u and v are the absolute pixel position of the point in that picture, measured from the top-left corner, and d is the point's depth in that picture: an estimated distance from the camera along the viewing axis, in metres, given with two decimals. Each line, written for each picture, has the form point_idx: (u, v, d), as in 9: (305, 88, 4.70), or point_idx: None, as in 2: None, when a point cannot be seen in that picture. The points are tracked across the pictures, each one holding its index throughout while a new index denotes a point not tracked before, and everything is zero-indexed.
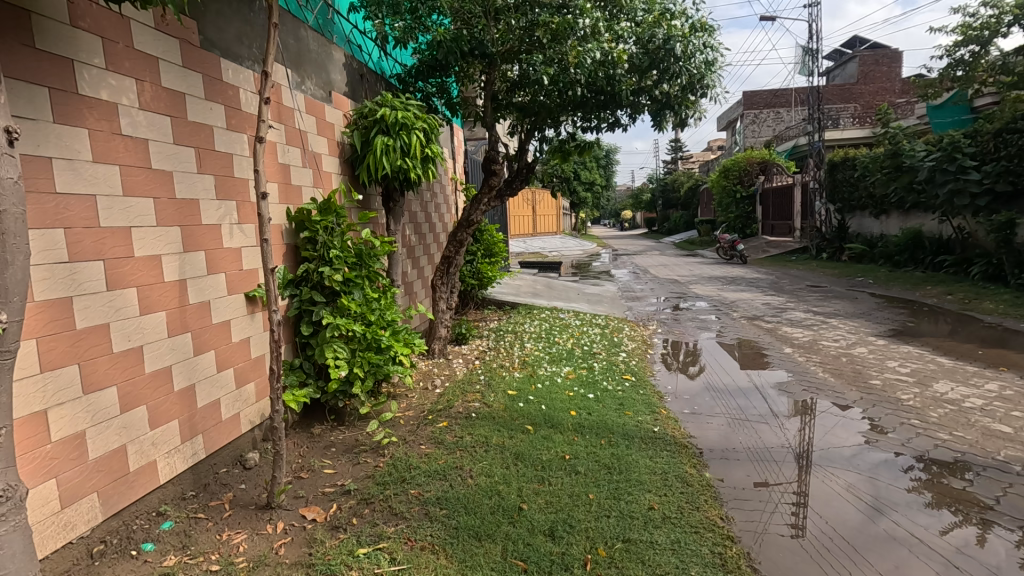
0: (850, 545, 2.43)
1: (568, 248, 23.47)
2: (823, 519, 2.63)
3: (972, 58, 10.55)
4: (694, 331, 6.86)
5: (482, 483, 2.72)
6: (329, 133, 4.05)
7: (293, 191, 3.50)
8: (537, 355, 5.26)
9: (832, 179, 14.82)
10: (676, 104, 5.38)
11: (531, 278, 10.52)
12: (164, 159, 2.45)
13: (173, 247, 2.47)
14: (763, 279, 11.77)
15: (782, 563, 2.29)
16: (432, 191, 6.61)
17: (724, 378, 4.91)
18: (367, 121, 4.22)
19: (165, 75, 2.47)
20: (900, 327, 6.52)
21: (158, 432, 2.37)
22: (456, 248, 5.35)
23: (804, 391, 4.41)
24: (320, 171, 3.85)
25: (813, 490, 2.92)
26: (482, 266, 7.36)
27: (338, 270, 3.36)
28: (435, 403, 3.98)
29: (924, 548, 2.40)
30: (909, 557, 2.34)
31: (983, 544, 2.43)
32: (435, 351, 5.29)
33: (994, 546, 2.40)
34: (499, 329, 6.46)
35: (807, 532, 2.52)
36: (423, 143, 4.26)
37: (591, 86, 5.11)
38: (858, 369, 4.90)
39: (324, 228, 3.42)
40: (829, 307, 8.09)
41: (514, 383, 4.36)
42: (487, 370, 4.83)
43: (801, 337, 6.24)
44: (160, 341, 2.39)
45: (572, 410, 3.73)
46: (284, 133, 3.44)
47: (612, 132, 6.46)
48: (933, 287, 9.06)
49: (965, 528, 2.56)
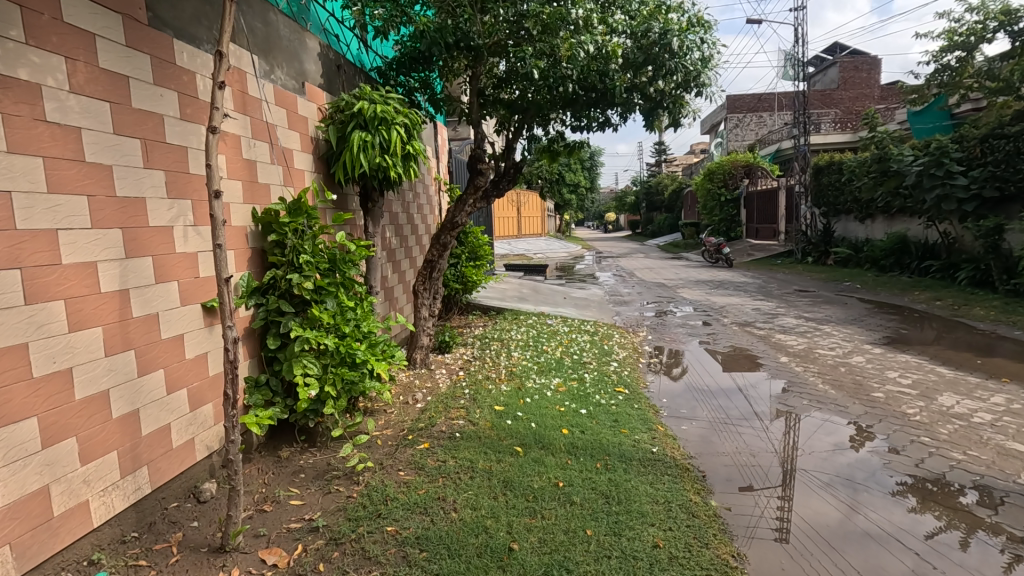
0: (826, 543, 2.50)
1: (553, 250, 23.22)
2: (807, 524, 2.65)
3: (958, 64, 10.61)
4: (685, 338, 6.65)
5: (467, 518, 2.43)
6: (302, 128, 3.72)
7: (259, 190, 3.17)
8: (525, 365, 4.98)
9: (817, 183, 14.84)
10: (671, 103, 5.17)
11: (517, 282, 10.24)
12: (103, 151, 2.14)
13: (113, 252, 2.15)
14: (750, 283, 11.66)
15: (769, 562, 2.33)
16: (414, 192, 6.31)
17: (720, 389, 4.70)
18: (343, 115, 3.91)
19: (102, 54, 2.14)
20: (894, 334, 6.39)
21: (92, 467, 2.04)
22: (439, 252, 5.06)
23: (804, 405, 4.21)
24: (291, 168, 3.53)
25: (797, 496, 2.91)
26: (466, 270, 7.06)
27: (308, 278, 3.05)
28: (416, 420, 3.68)
29: (899, 546, 2.46)
30: (885, 556, 2.40)
31: (965, 546, 2.47)
32: (416, 361, 4.99)
33: (977, 549, 2.43)
34: (485, 336, 6.17)
35: (791, 537, 2.52)
36: (404, 139, 3.96)
37: (583, 82, 4.88)
38: (858, 379, 4.72)
39: (293, 230, 3.11)
40: (820, 312, 7.95)
41: (501, 398, 4.08)
42: (472, 382, 4.54)
43: (795, 344, 6.06)
44: (95, 362, 2.06)
45: (564, 428, 3.47)
46: (250, 126, 3.11)
47: (602, 131, 6.23)
48: (922, 292, 8.99)
49: (949, 532, 2.58)
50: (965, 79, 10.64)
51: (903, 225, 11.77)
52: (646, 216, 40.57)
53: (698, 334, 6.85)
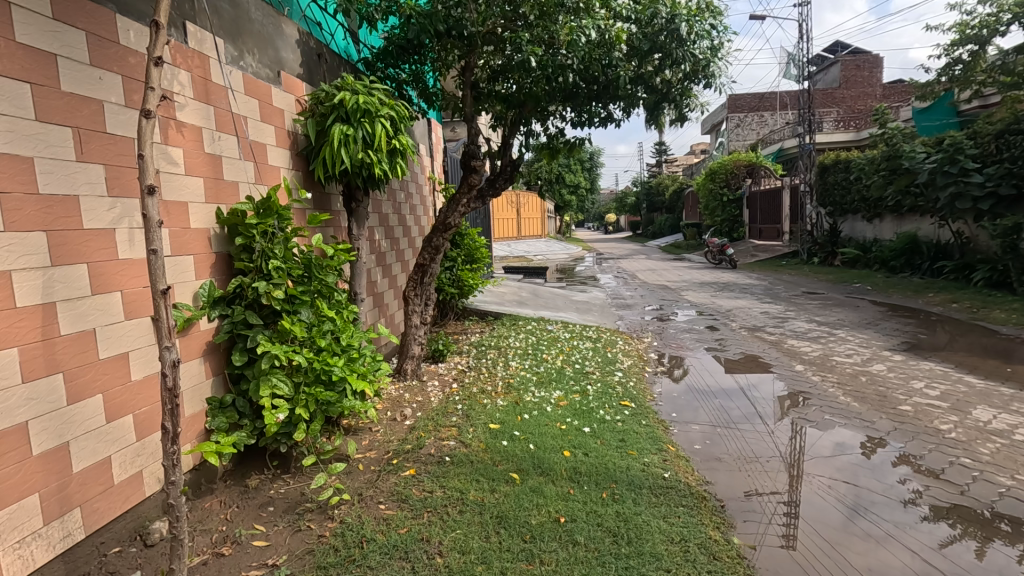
0: (829, 543, 2.46)
1: (553, 251, 22.86)
2: (812, 526, 2.59)
3: (971, 58, 10.10)
4: (692, 344, 6.32)
5: (453, 564, 2.11)
6: (277, 121, 3.40)
7: (225, 189, 2.85)
8: (524, 376, 4.65)
9: (823, 182, 14.51)
10: (678, 95, 4.85)
11: (516, 285, 9.91)
12: (20, 141, 1.82)
13: (33, 260, 1.84)
14: (756, 285, 11.29)
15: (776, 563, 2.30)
16: (405, 192, 5.98)
17: (733, 401, 4.37)
18: (324, 107, 3.58)
19: (20, 27, 1.83)
20: (913, 340, 6.04)
21: (3, 516, 1.72)
22: (431, 256, 4.72)
23: (827, 419, 3.88)
24: (264, 164, 3.20)
25: (803, 501, 2.84)
26: (462, 274, 6.74)
27: (278, 285, 2.73)
28: (403, 441, 3.34)
29: (901, 547, 2.42)
30: (886, 555, 2.36)
31: (983, 556, 2.35)
32: (406, 373, 4.66)
33: (994, 559, 2.33)
34: (481, 344, 5.84)
35: (799, 543, 2.45)
36: (390, 133, 3.64)
37: (584, 75, 4.59)
38: (882, 391, 4.38)
39: (262, 233, 2.78)
40: (832, 316, 7.61)
41: (496, 414, 3.74)
42: (465, 396, 4.21)
43: (810, 351, 5.72)
44: (8, 391, 1.75)
45: (566, 451, 3.14)
46: (213, 116, 2.79)
47: (604, 127, 5.93)
48: (936, 294, 8.65)
49: (964, 542, 2.46)
50: (977, 74, 10.23)
51: (913, 224, 11.44)
52: (647, 216, 40.25)
53: (705, 340, 6.52)
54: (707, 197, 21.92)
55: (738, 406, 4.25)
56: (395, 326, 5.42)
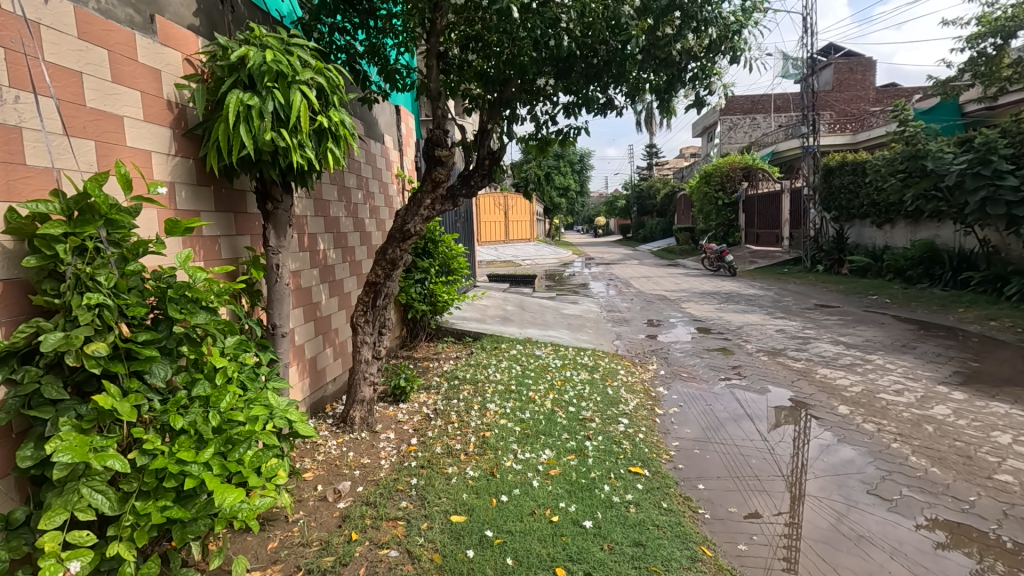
0: (818, 554, 2.44)
1: (543, 257, 21.82)
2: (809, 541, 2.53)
3: (995, 52, 9.23)
4: (706, 374, 5.33)
5: None
6: (144, 84, 2.36)
7: (27, 177, 1.80)
8: (504, 428, 3.61)
9: (828, 185, 13.66)
10: (697, 70, 3.97)
11: (501, 296, 8.88)
12: None
13: None
14: (763, 296, 10.37)
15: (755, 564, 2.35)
16: (362, 191, 4.95)
17: (772, 460, 3.39)
18: (220, 68, 2.53)
19: None
20: (966, 369, 5.12)
21: None
22: (387, 272, 3.66)
23: (906, 496, 2.89)
24: (111, 145, 2.16)
25: (805, 519, 2.72)
26: (435, 288, 5.79)
27: (94, 336, 1.67)
28: (323, 550, 2.30)
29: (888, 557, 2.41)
30: (869, 559, 2.39)
31: None
32: (354, 422, 3.66)
33: None
34: (455, 377, 4.77)
35: (800, 567, 2.34)
36: (315, 108, 2.61)
37: (582, 44, 3.83)
38: (962, 447, 3.42)
39: (77, 249, 1.72)
40: (859, 336, 6.68)
41: (462, 495, 2.71)
42: (425, 458, 3.20)
43: (851, 386, 4.74)
44: None
45: (560, 568, 2.16)
46: (3, 64, 1.75)
47: (602, 115, 4.99)
48: (967, 309, 7.79)
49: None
50: (1002, 70, 9.39)
51: (929, 232, 10.72)
52: (636, 219, 39.46)
53: (720, 367, 5.53)
54: (702, 199, 21.03)
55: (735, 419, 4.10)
56: (344, 357, 4.39)
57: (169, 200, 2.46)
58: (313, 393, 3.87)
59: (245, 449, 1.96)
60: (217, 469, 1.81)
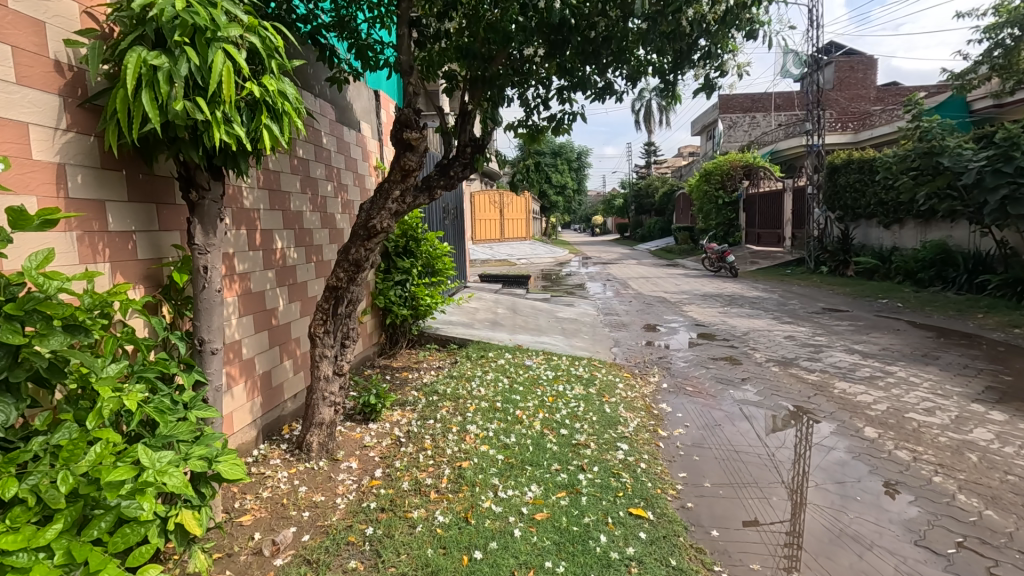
0: None
1: (539, 256, 21.31)
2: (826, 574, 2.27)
3: (1014, 43, 8.73)
4: (713, 387, 4.83)
5: None
6: (17, 37, 1.86)
7: None
8: (484, 457, 3.13)
9: (833, 184, 13.18)
10: (709, 44, 3.53)
11: (492, 298, 8.37)
12: None
13: None
14: (767, 299, 9.89)
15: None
16: (332, 183, 4.45)
17: (779, 477, 3.12)
18: (125, 20, 2.01)
19: None
20: (999, 383, 4.65)
21: None
22: (351, 276, 3.15)
23: (964, 551, 2.41)
24: None
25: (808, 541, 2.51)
26: (417, 291, 5.30)
27: None
28: None
29: None
30: None
31: None
32: (310, 449, 3.17)
33: None
34: (435, 392, 4.26)
35: None
36: (245, 74, 2.08)
37: (577, 13, 3.41)
38: (1019, 483, 2.94)
39: None
40: (875, 344, 6.21)
41: (426, 551, 2.23)
42: (389, 496, 2.70)
43: (876, 403, 4.25)
44: None
45: None
46: None
47: (601, 100, 4.52)
48: (986, 315, 7.34)
49: None
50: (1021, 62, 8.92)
51: (940, 233, 10.28)
52: (634, 218, 38.98)
53: (728, 380, 5.03)
54: (702, 198, 20.54)
55: (748, 443, 3.61)
56: (304, 371, 3.87)
57: (50, 185, 1.96)
58: (266, 414, 3.39)
59: (104, 526, 1.48)
60: (59, 563, 1.36)
